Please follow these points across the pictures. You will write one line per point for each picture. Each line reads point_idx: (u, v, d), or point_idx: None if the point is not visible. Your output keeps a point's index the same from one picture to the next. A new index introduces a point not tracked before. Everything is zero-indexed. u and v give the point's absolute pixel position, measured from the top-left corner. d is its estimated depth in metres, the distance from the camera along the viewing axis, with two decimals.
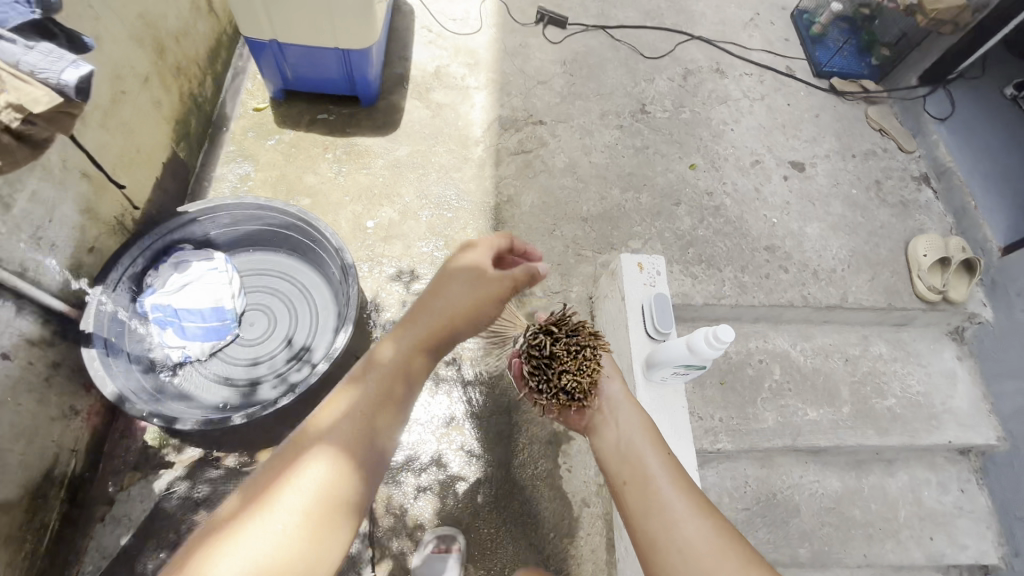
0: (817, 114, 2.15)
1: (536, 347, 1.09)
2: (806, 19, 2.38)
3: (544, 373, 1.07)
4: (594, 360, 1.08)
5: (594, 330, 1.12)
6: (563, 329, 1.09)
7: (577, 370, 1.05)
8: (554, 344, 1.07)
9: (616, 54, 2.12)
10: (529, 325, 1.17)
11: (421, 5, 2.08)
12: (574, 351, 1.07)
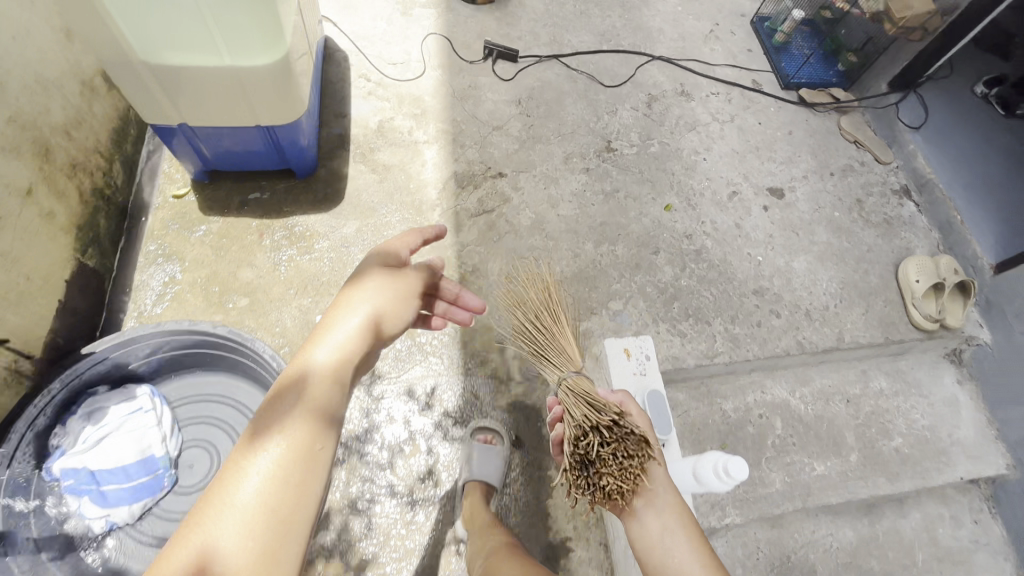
0: (790, 131, 2.04)
1: (581, 443, 0.98)
2: (767, 27, 2.27)
3: (584, 471, 0.97)
4: (642, 469, 0.96)
5: (648, 439, 1.00)
6: (614, 433, 0.98)
7: (620, 480, 0.94)
8: (601, 447, 0.96)
9: (574, 86, 1.96)
10: (581, 408, 1.06)
11: (356, 50, 1.88)
12: (621, 457, 0.95)
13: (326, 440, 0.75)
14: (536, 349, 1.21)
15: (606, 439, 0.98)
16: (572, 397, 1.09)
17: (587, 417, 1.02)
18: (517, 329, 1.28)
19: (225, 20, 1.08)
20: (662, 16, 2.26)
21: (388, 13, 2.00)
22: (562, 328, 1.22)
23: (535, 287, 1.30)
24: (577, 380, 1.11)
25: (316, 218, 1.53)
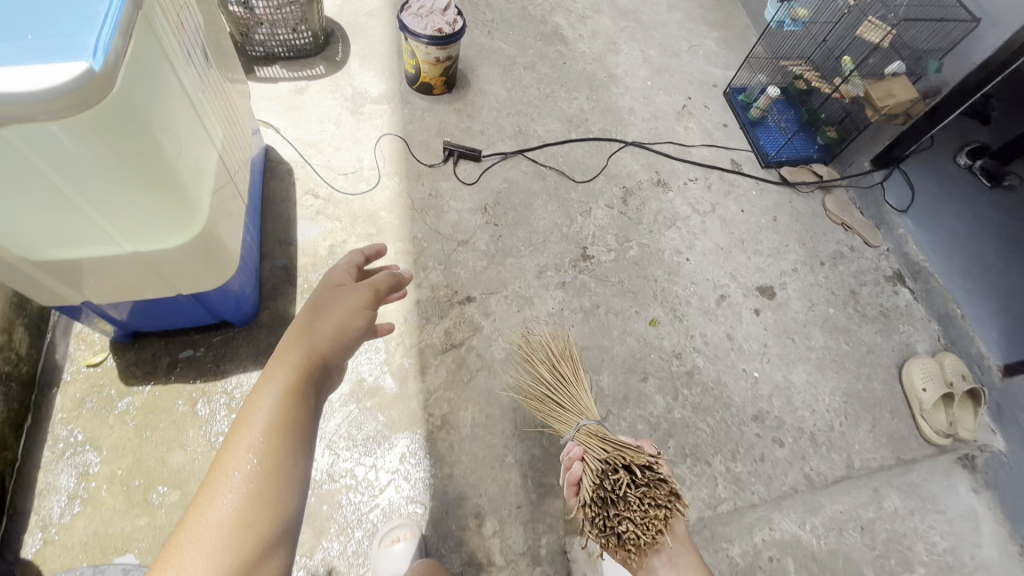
0: (775, 216, 1.92)
1: (610, 480, 1.10)
2: (742, 99, 2.17)
3: (607, 510, 1.08)
4: (663, 520, 1.07)
5: (677, 491, 1.11)
6: (645, 478, 1.10)
7: (641, 524, 1.04)
8: (630, 489, 1.08)
9: (543, 184, 1.82)
10: (607, 449, 1.18)
11: (302, 160, 1.71)
12: (646, 504, 1.07)
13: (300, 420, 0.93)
14: (551, 397, 1.32)
15: (635, 482, 1.10)
16: (596, 439, 1.22)
17: (620, 457, 1.14)
18: (532, 378, 1.37)
19: (125, 217, 0.91)
20: (632, 93, 2.15)
21: (337, 113, 1.83)
22: (578, 385, 1.33)
23: (554, 342, 1.40)
24: (596, 427, 1.24)
25: (252, 375, 1.32)
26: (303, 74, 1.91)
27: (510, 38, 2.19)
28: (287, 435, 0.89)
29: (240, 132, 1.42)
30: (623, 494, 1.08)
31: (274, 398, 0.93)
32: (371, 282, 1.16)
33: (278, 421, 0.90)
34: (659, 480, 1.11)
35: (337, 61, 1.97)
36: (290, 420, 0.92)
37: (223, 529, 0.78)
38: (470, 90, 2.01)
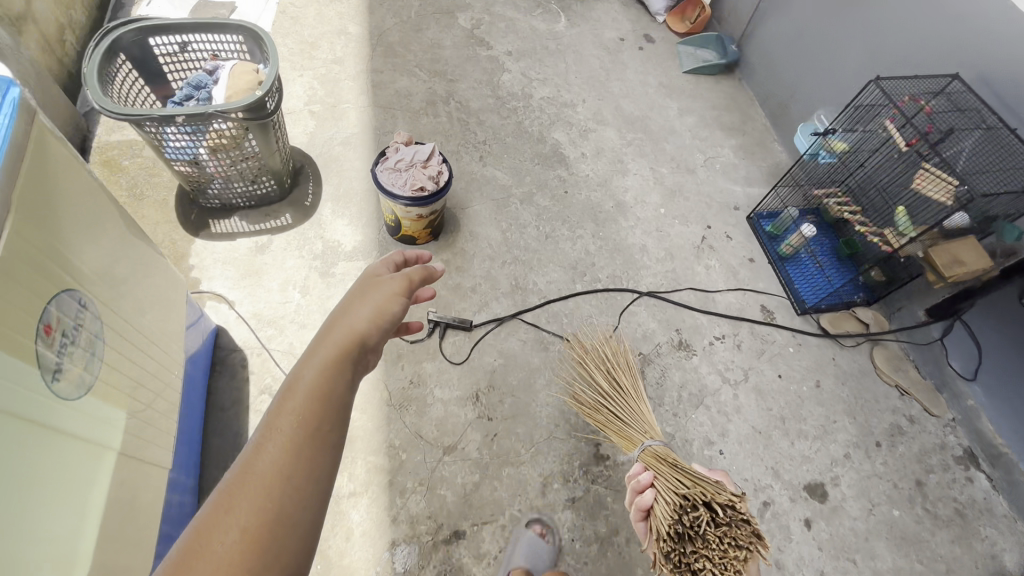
0: (817, 381, 1.64)
1: (688, 515, 1.02)
2: (769, 230, 1.91)
3: (682, 547, 1.00)
4: (745, 564, 0.97)
5: (761, 533, 1.01)
6: (726, 515, 1.01)
7: (719, 565, 0.96)
8: (709, 525, 0.99)
9: (545, 356, 1.55)
10: (683, 480, 1.11)
11: (260, 345, 1.45)
12: (726, 543, 0.98)
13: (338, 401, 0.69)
14: (610, 409, 1.32)
15: (715, 518, 1.01)
16: (668, 470, 1.15)
17: (700, 491, 1.06)
18: (591, 386, 1.38)
19: None
20: (643, 225, 1.89)
21: (303, 277, 1.58)
22: (637, 394, 1.33)
23: (608, 346, 1.41)
24: (662, 450, 1.20)
25: None
26: (266, 226, 1.66)
27: (504, 164, 1.96)
28: (330, 406, 0.67)
29: (160, 347, 1.10)
30: (700, 531, 1.00)
31: (318, 363, 0.71)
32: (415, 265, 0.90)
33: (323, 387, 0.68)
34: (742, 519, 1.01)
35: (306, 206, 1.73)
36: (333, 393, 0.69)
37: (259, 492, 0.58)
38: (459, 232, 1.76)
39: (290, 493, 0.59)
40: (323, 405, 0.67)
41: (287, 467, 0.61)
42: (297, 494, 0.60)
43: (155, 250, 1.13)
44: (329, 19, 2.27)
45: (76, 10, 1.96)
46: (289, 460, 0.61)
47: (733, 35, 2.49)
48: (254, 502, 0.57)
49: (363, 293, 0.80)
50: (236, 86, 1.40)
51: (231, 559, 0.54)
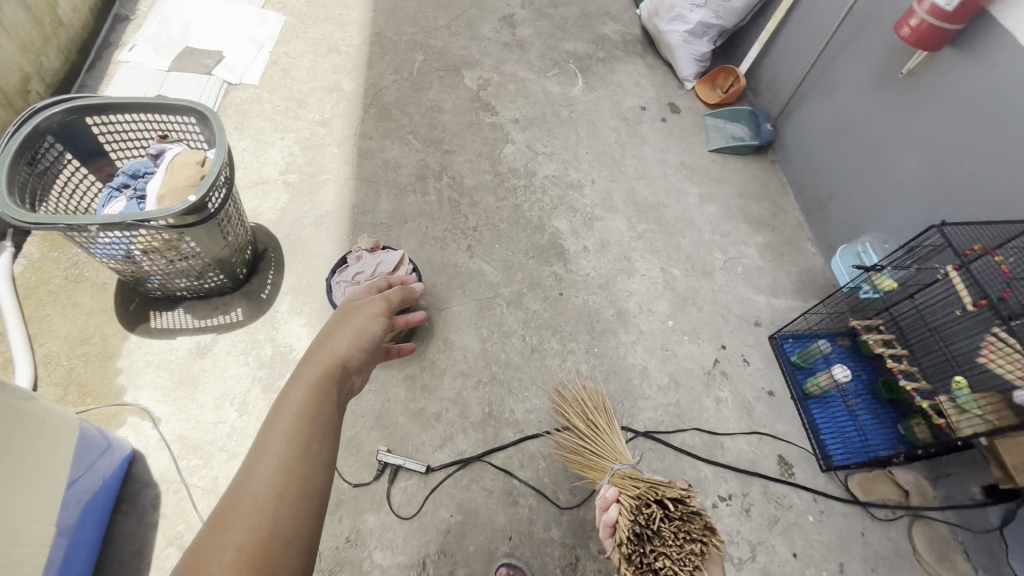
0: (840, 565, 1.36)
1: (643, 514, 1.04)
2: (793, 358, 1.63)
3: (642, 547, 1.01)
4: (702, 556, 0.99)
5: (712, 526, 1.03)
6: (679, 511, 1.04)
7: (677, 560, 0.97)
8: (662, 521, 1.02)
9: (513, 513, 1.31)
10: (637, 481, 1.14)
11: (179, 479, 1.25)
12: (681, 536, 0.99)
13: (325, 417, 0.75)
14: (585, 448, 1.30)
15: (668, 514, 1.03)
16: (629, 480, 1.17)
17: (651, 490, 1.08)
18: (564, 428, 1.38)
19: None
20: (646, 341, 1.64)
21: (243, 391, 1.37)
22: (612, 430, 1.31)
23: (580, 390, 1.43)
24: (629, 470, 1.20)
25: None
26: (212, 323, 1.47)
27: (494, 256, 1.74)
28: (317, 425, 0.73)
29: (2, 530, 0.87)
30: (656, 529, 1.01)
31: (304, 386, 0.77)
32: (391, 292, 0.99)
33: (309, 408, 0.74)
34: (693, 513, 1.04)
35: (261, 299, 1.53)
36: (320, 412, 0.76)
37: (254, 508, 0.63)
38: (431, 339, 1.53)
39: (285, 506, 0.65)
40: (311, 424, 0.73)
41: (279, 484, 0.66)
42: (290, 509, 0.65)
43: (17, 392, 0.93)
44: (323, 73, 2.10)
45: (49, 58, 1.83)
46: (282, 472, 0.67)
47: (769, 112, 2.23)
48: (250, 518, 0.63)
49: (344, 320, 0.88)
50: (175, 180, 1.20)
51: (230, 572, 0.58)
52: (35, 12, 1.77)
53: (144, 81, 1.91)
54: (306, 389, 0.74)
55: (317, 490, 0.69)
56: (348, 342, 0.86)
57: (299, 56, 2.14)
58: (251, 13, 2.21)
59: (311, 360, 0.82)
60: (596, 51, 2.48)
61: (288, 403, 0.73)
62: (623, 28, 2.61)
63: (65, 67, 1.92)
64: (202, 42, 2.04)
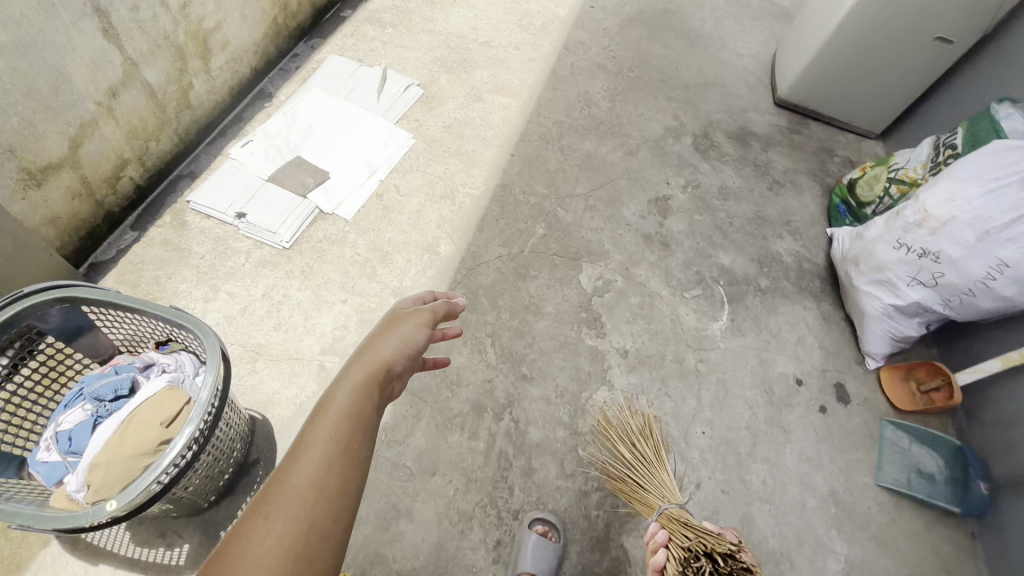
0: None
1: (692, 567, 1.11)
2: None
3: None
4: None
5: None
6: (728, 566, 1.09)
7: None
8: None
9: None
10: (687, 522, 1.20)
11: None
12: None
13: (367, 417, 0.79)
14: (628, 477, 1.33)
15: (717, 569, 1.09)
16: (678, 525, 1.21)
17: (702, 542, 1.14)
18: (611, 450, 1.40)
19: None
20: None
21: None
22: (659, 465, 1.33)
23: (630, 415, 1.42)
24: (678, 511, 1.24)
25: None
26: (146, 558, 1.15)
27: None
28: (359, 423, 0.77)
29: None
30: None
31: (347, 387, 0.81)
32: (438, 304, 1.02)
33: (350, 410, 0.77)
34: (742, 570, 1.08)
35: (217, 540, 1.19)
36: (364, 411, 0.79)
37: (298, 499, 0.66)
38: None
39: (327, 497, 0.68)
40: (352, 425, 0.76)
41: (320, 480, 0.69)
42: (329, 504, 0.68)
43: None
44: (423, 224, 1.81)
45: (159, 141, 1.71)
46: (325, 461, 0.71)
47: (986, 462, 1.53)
48: (292, 510, 0.65)
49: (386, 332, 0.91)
50: (121, 446, 0.90)
51: (272, 560, 0.61)
52: (160, 98, 1.66)
53: (237, 186, 1.74)
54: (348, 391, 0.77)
55: (352, 491, 0.71)
56: (390, 342, 0.91)
57: (407, 194, 1.87)
58: (382, 130, 2.00)
59: (356, 365, 0.86)
60: (758, 276, 1.94)
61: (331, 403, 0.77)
62: (801, 250, 2.05)
63: (175, 149, 1.80)
64: (315, 156, 1.86)
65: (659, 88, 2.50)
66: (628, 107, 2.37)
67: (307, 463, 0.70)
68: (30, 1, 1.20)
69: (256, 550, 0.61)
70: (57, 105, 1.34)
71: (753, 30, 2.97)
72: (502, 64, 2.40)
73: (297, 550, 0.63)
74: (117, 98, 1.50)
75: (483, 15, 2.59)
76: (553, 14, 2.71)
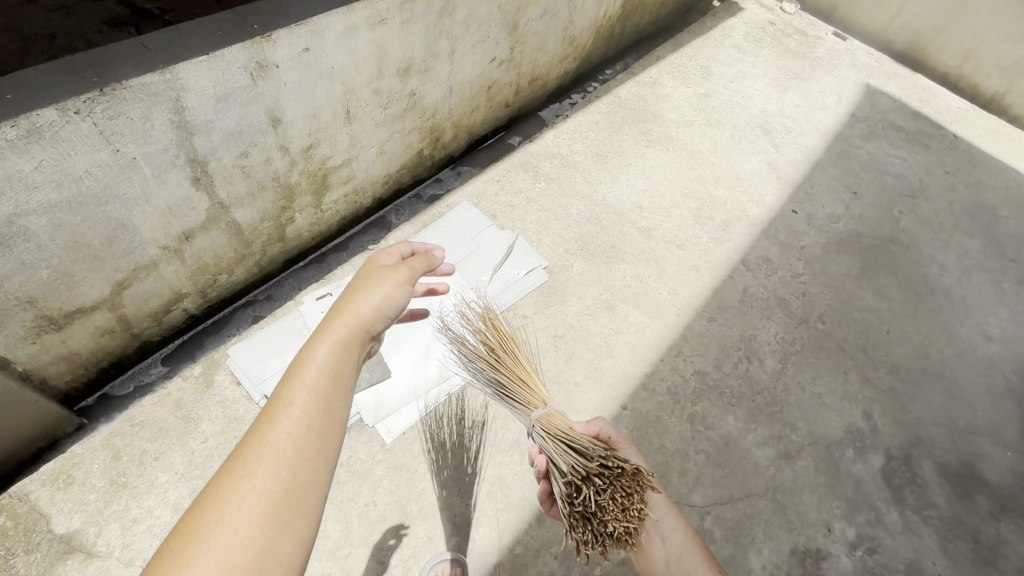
0: None
1: (578, 494, 1.05)
2: None
3: (590, 523, 1.02)
4: (640, 502, 1.02)
5: (637, 468, 1.06)
6: (605, 476, 1.05)
7: (620, 518, 1.00)
8: (597, 494, 1.03)
9: None
10: (560, 444, 1.16)
11: None
12: (617, 495, 1.02)
13: (348, 378, 0.73)
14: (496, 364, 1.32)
15: (599, 486, 1.04)
16: (559, 447, 1.16)
17: (576, 466, 1.09)
18: (484, 363, 1.34)
19: None
20: None
21: None
22: (507, 337, 1.37)
23: (490, 326, 1.38)
24: (552, 418, 1.22)
25: None
26: None
27: None
28: (340, 387, 0.71)
29: None
30: (594, 501, 1.02)
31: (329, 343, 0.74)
32: (421, 258, 0.94)
33: (331, 371, 0.71)
34: (619, 468, 1.05)
35: None
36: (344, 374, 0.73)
37: (272, 467, 0.63)
38: None
39: (308, 462, 0.65)
40: (332, 386, 0.71)
41: (296, 450, 0.65)
42: (305, 474, 0.64)
43: None
44: (472, 479, 1.36)
45: (231, 274, 1.50)
46: (309, 423, 0.67)
47: None
48: (267, 477, 0.62)
49: (369, 285, 0.82)
50: None
51: (246, 533, 0.59)
52: (247, 235, 1.45)
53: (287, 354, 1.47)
54: (328, 354, 0.71)
55: (331, 456, 0.67)
56: (375, 288, 0.83)
57: (470, 426, 1.44)
58: None
59: (335, 319, 0.77)
60: None
61: (309, 364, 0.71)
62: None
63: (252, 278, 1.59)
64: (387, 337, 1.54)
65: (855, 358, 1.85)
66: (801, 378, 1.76)
67: (284, 427, 0.65)
68: (104, 157, 1.00)
69: (233, 520, 0.59)
70: (108, 254, 1.13)
71: (1015, 301, 2.16)
72: (656, 264, 1.94)
73: (272, 524, 0.61)
74: (190, 240, 1.29)
75: (656, 190, 2.18)
76: (743, 210, 2.21)
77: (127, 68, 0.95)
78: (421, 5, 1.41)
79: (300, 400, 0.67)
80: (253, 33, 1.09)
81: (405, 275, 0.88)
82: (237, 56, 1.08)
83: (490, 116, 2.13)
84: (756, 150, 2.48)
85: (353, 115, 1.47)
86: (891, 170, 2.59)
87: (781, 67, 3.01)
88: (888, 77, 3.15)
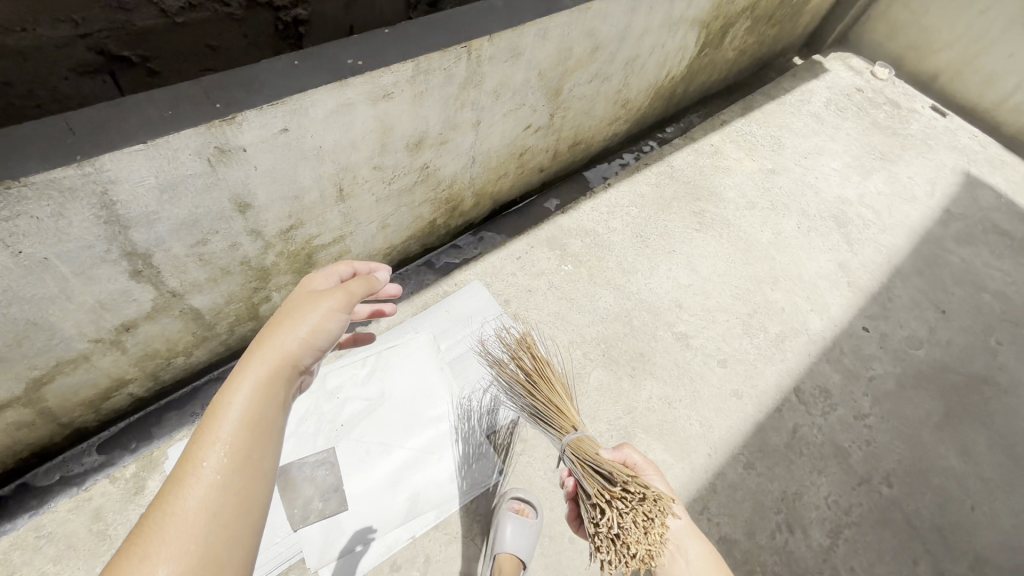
0: None
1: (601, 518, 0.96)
2: None
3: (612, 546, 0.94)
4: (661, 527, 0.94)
5: (658, 496, 0.96)
6: (626, 502, 0.96)
7: (642, 546, 0.92)
8: (619, 518, 0.94)
9: None
10: (581, 460, 1.07)
11: None
12: (638, 518, 0.94)
13: (274, 422, 0.63)
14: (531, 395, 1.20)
15: (619, 509, 0.95)
16: (582, 465, 1.06)
17: (596, 489, 1.00)
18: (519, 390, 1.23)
19: None
20: None
21: None
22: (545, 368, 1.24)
23: (525, 351, 1.25)
24: (582, 438, 1.11)
25: None
26: None
27: None
28: (264, 433, 0.61)
29: None
30: (615, 524, 0.94)
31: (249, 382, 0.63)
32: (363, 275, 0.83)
33: (253, 414, 0.61)
34: (639, 493, 0.96)
35: None
36: (269, 416, 0.63)
37: (183, 532, 0.52)
38: None
39: (228, 521, 0.55)
40: (255, 430, 0.61)
41: (214, 508, 0.55)
42: (227, 532, 0.55)
43: None
44: None
45: (189, 356, 1.30)
46: (228, 476, 0.57)
47: None
48: (178, 544, 0.52)
49: (298, 309, 0.71)
50: None
51: None
52: (209, 318, 1.25)
53: None
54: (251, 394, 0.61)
55: (256, 509, 0.58)
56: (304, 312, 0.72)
57: None
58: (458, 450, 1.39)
59: (257, 351, 0.66)
60: None
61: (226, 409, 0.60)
62: None
63: (216, 356, 1.39)
64: (346, 460, 1.31)
65: (927, 541, 1.48)
66: (855, 563, 1.41)
67: (196, 484, 0.55)
68: (3, 260, 0.80)
69: None
70: (18, 354, 0.95)
71: None
72: (690, 384, 1.64)
73: None
74: (132, 330, 1.10)
75: (701, 286, 1.87)
76: (803, 322, 1.87)
77: (32, 161, 0.75)
78: (439, 75, 1.18)
79: (216, 452, 0.57)
80: (213, 114, 0.88)
81: (342, 298, 0.77)
82: (188, 142, 0.87)
83: (520, 181, 1.88)
84: (826, 246, 2.12)
85: (348, 193, 1.25)
86: (989, 285, 2.18)
87: (866, 145, 2.63)
88: (993, 166, 2.71)
